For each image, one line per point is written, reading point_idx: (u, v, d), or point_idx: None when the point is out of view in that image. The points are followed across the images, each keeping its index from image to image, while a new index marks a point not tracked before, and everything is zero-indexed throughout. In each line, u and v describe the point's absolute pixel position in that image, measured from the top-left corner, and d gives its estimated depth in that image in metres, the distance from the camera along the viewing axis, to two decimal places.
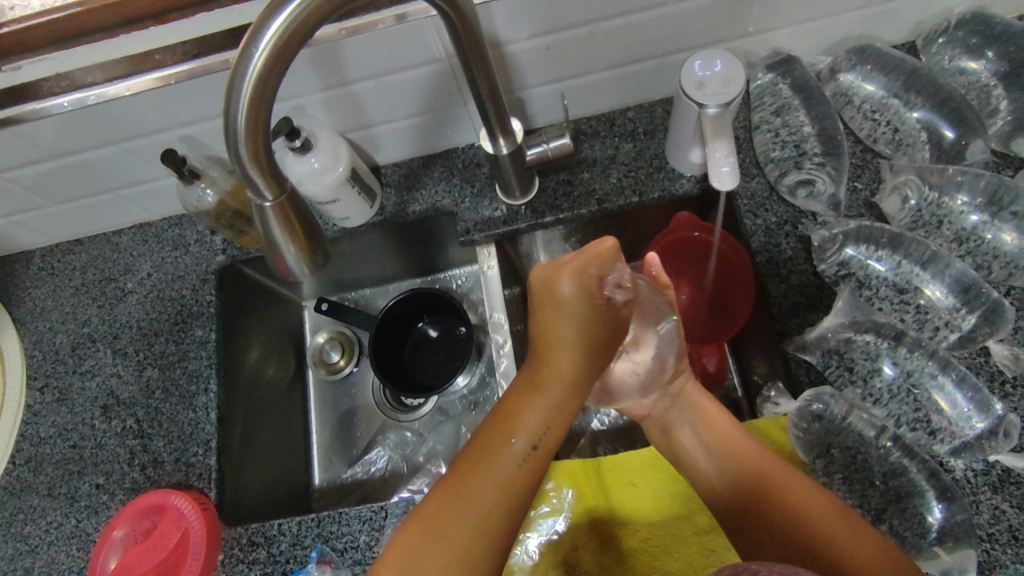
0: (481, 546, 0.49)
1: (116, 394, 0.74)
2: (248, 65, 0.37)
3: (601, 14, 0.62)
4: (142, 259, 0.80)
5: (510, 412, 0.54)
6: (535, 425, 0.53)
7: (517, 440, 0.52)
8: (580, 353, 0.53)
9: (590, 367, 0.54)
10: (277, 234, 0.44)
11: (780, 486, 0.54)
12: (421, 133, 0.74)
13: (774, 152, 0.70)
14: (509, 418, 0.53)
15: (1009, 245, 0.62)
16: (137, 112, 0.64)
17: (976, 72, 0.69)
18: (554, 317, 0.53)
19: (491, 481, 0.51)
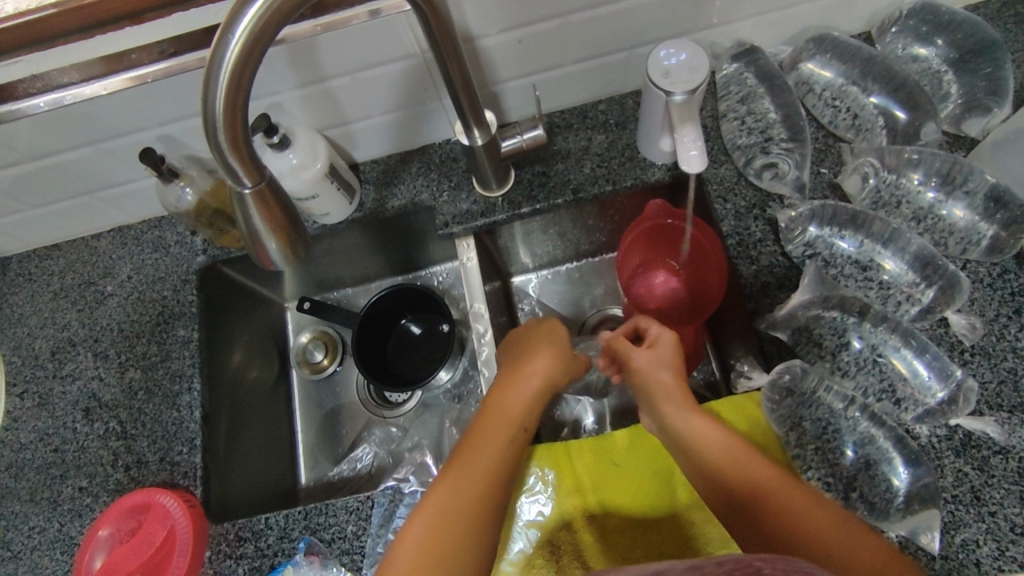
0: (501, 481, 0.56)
1: (98, 396, 0.73)
2: (224, 55, 0.38)
3: (570, 7, 0.64)
4: (122, 261, 0.80)
5: (505, 383, 0.63)
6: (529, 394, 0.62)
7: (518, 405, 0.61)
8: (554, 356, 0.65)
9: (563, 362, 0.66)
10: (259, 225, 0.45)
11: (747, 471, 0.54)
12: (397, 129, 0.75)
13: (740, 139, 0.73)
14: (508, 387, 0.62)
15: (963, 221, 0.66)
16: (114, 112, 0.65)
17: (927, 59, 0.73)
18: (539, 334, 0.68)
19: (503, 434, 0.59)
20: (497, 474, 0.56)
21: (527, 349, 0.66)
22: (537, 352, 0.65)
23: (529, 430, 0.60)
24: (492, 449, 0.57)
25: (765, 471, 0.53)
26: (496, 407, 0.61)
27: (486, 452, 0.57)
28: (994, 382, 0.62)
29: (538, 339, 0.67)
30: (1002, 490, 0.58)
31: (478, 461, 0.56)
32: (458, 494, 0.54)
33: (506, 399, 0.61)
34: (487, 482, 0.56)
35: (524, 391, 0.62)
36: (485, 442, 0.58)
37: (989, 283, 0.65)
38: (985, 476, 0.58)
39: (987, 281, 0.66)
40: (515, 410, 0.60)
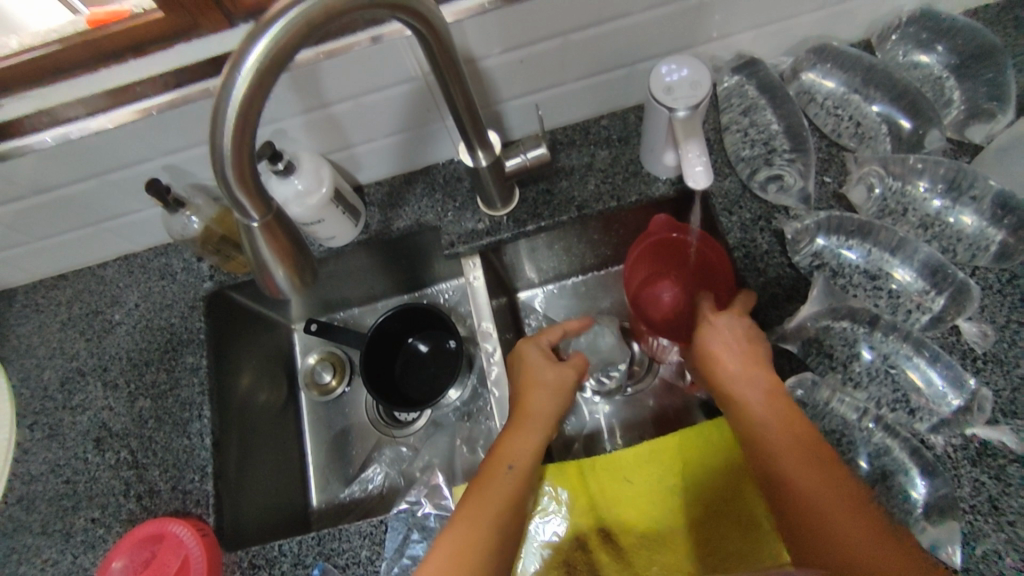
0: (505, 524, 0.57)
1: (109, 426, 0.73)
2: (231, 93, 0.38)
3: (570, 27, 0.64)
4: (129, 290, 0.80)
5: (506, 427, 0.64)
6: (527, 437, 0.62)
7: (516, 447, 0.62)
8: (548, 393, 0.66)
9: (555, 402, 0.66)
10: (265, 253, 0.46)
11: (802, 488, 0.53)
12: (401, 151, 0.76)
13: (743, 151, 0.73)
14: (510, 430, 0.63)
15: (970, 227, 0.65)
16: (120, 145, 0.65)
17: (928, 66, 0.73)
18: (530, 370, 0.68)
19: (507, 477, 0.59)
20: (503, 514, 0.57)
21: (519, 384, 0.67)
22: (529, 387, 0.67)
23: (530, 469, 0.61)
24: (497, 493, 0.58)
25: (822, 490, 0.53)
26: (499, 451, 0.61)
27: (490, 496, 0.57)
28: (1008, 389, 0.61)
29: (527, 369, 0.68)
30: (1021, 499, 0.57)
31: (484, 506, 0.57)
32: (467, 538, 0.55)
33: (508, 441, 0.62)
34: (493, 526, 0.56)
35: (524, 433, 0.63)
36: (487, 487, 0.58)
37: (999, 289, 0.65)
38: (1002, 486, 0.58)
39: (997, 286, 0.65)
40: (514, 451, 0.61)
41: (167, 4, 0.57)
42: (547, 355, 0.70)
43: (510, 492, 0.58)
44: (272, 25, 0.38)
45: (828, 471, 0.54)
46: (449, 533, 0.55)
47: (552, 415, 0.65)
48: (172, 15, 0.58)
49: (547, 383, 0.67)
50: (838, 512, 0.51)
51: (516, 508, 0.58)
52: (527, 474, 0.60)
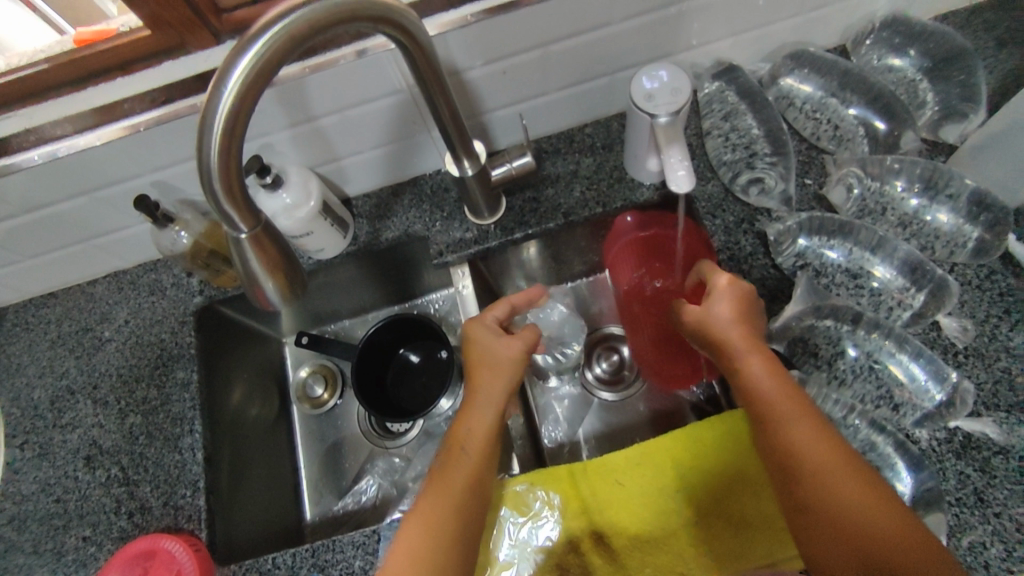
0: (461, 507, 0.58)
1: (99, 444, 0.73)
2: (217, 107, 0.39)
3: (552, 37, 0.66)
4: (119, 306, 0.80)
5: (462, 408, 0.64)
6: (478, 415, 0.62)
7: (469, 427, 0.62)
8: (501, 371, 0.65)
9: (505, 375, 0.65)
10: (255, 266, 0.47)
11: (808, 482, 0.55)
12: (388, 163, 0.76)
13: (726, 155, 0.74)
14: (462, 413, 0.63)
15: (947, 225, 0.67)
16: (108, 162, 0.66)
17: (902, 69, 0.75)
18: (478, 345, 0.66)
19: (461, 459, 0.60)
20: (459, 499, 0.58)
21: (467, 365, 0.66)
22: (476, 369, 0.65)
23: (486, 448, 0.61)
24: (454, 477, 0.59)
25: (847, 488, 0.53)
26: (453, 433, 0.62)
27: (447, 481, 0.58)
28: (989, 382, 0.62)
29: (476, 350, 0.66)
30: (1005, 490, 0.58)
31: (444, 491, 0.58)
32: (425, 523, 0.56)
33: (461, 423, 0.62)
34: (453, 510, 0.57)
35: (478, 413, 0.62)
36: (443, 472, 0.59)
37: (978, 284, 0.66)
38: (987, 478, 0.59)
39: (975, 282, 0.67)
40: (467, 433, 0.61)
41: (152, 22, 0.58)
42: (496, 329, 0.67)
43: (466, 473, 0.59)
44: (256, 40, 0.38)
45: (855, 472, 0.54)
46: (411, 528, 0.57)
47: (503, 390, 0.64)
48: (158, 33, 0.59)
49: (494, 361, 0.65)
50: (862, 508, 0.53)
51: (475, 488, 0.59)
52: (481, 453, 0.60)
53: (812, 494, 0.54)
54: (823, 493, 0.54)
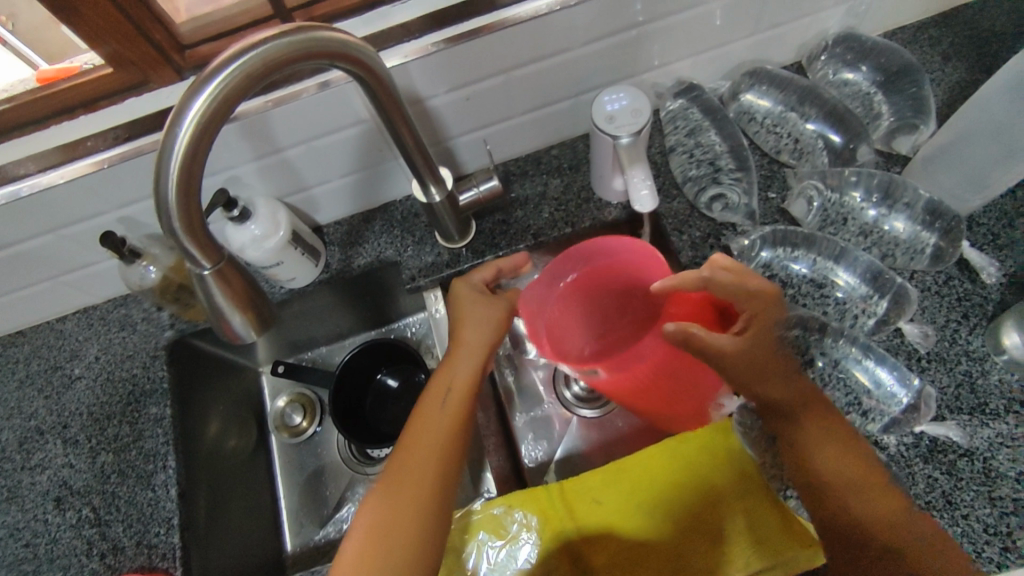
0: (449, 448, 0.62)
1: (70, 484, 0.72)
2: (173, 148, 0.39)
3: (513, 63, 0.67)
4: (89, 342, 0.79)
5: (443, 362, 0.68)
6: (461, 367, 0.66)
7: (452, 380, 0.66)
8: (482, 329, 0.68)
9: (486, 331, 0.68)
10: (220, 299, 0.47)
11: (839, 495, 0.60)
12: (357, 191, 0.77)
13: (691, 171, 0.76)
14: (446, 362, 0.67)
15: (905, 233, 0.69)
16: (72, 199, 0.65)
17: (857, 82, 0.77)
18: (460, 304, 0.70)
19: (442, 405, 0.64)
20: (443, 439, 0.62)
21: (454, 321, 0.70)
22: (461, 322, 0.69)
23: (467, 395, 0.65)
24: (436, 422, 0.63)
25: (846, 470, 0.60)
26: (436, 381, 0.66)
27: (428, 422, 0.63)
28: (952, 386, 0.64)
29: (460, 306, 0.70)
30: (971, 492, 0.59)
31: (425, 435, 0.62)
32: (408, 459, 0.61)
33: (443, 374, 0.66)
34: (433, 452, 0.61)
35: (461, 363, 0.67)
36: (427, 415, 0.64)
37: (937, 290, 0.68)
38: (953, 480, 0.60)
39: (935, 288, 0.68)
40: (449, 380, 0.66)
41: (114, 60, 0.58)
42: (480, 291, 0.70)
43: (446, 417, 0.63)
44: (210, 80, 0.39)
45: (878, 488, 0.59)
46: (394, 467, 0.61)
47: (482, 344, 0.68)
48: (120, 70, 0.60)
49: (477, 315, 0.69)
50: (861, 489, 0.59)
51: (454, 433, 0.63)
52: (462, 401, 0.64)
53: (815, 478, 0.61)
54: (820, 477, 0.61)
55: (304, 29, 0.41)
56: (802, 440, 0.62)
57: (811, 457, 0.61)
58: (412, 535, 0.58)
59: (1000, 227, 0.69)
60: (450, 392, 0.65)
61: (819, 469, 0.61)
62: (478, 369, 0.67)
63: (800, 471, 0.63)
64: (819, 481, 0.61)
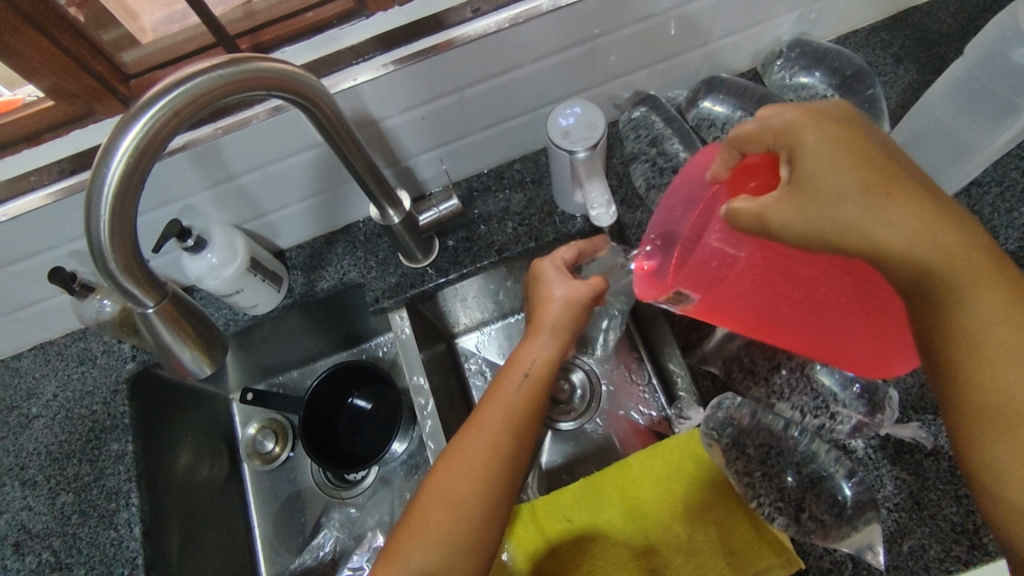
0: (514, 442, 0.59)
1: (29, 527, 0.70)
2: (103, 190, 0.38)
3: (466, 81, 0.66)
4: (47, 380, 0.77)
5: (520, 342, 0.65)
6: (534, 351, 0.63)
7: (524, 364, 0.63)
8: (558, 311, 0.64)
9: (569, 319, 0.64)
10: (168, 338, 0.46)
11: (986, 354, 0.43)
12: (318, 214, 0.76)
13: (653, 181, 0.76)
14: (525, 342, 0.64)
15: None
16: (19, 236, 0.64)
17: (813, 86, 0.78)
18: (540, 283, 0.66)
19: (514, 394, 0.61)
20: (508, 430, 0.59)
21: (536, 299, 0.66)
22: (543, 302, 0.65)
23: (543, 381, 0.62)
24: (506, 399, 0.61)
25: (994, 305, 0.43)
26: (515, 359, 0.64)
27: (494, 406, 0.60)
28: (916, 386, 0.64)
29: (541, 284, 0.66)
30: (938, 490, 0.60)
31: (489, 413, 0.60)
32: (468, 445, 0.58)
33: (522, 356, 0.63)
34: (497, 430, 0.59)
35: (538, 347, 0.63)
36: (498, 400, 0.61)
37: None
38: (919, 481, 0.60)
39: None
40: (521, 365, 0.62)
41: (55, 93, 0.57)
42: (561, 269, 0.66)
43: (520, 399, 0.61)
44: (139, 118, 0.38)
45: None
46: (453, 447, 0.59)
47: (568, 328, 0.64)
48: (63, 103, 0.58)
49: (557, 300, 0.64)
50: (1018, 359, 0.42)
51: (523, 414, 0.60)
52: (534, 390, 0.62)
53: (956, 314, 0.43)
54: (969, 321, 0.43)
55: (238, 62, 0.41)
56: (949, 261, 0.42)
57: (959, 290, 0.43)
58: (469, 519, 0.55)
59: None
60: (525, 377, 0.62)
61: (966, 302, 0.43)
62: (556, 357, 0.63)
63: (924, 303, 0.44)
64: (960, 337, 0.43)
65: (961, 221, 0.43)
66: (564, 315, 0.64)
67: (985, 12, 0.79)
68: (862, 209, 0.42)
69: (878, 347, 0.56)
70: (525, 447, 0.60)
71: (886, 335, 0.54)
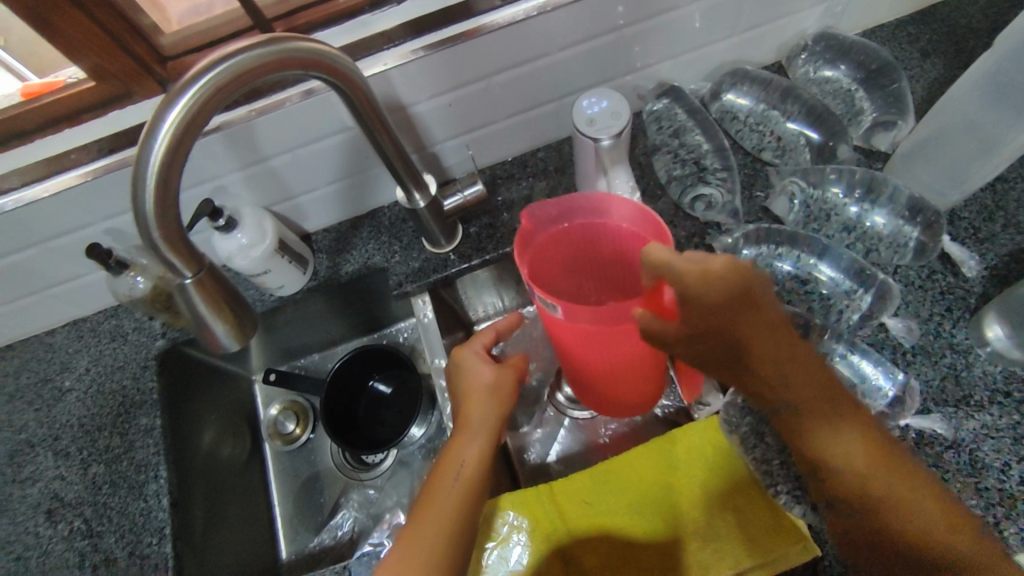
0: (455, 547, 0.55)
1: (61, 496, 0.72)
2: (149, 162, 0.39)
3: (493, 69, 0.67)
4: (79, 355, 0.80)
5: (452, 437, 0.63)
6: (466, 450, 0.60)
7: (460, 462, 0.60)
8: (485, 406, 0.63)
9: (496, 417, 0.63)
10: (202, 309, 0.47)
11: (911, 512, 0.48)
12: (344, 198, 0.77)
13: (675, 171, 0.77)
14: (456, 442, 0.62)
15: (887, 227, 0.70)
16: (58, 212, 0.66)
17: (837, 80, 0.78)
18: (467, 379, 0.65)
19: (454, 495, 0.58)
20: (452, 531, 0.56)
21: (458, 396, 0.65)
22: (467, 394, 0.65)
23: (477, 480, 0.59)
24: (441, 508, 0.57)
25: (905, 490, 0.48)
26: (445, 459, 0.61)
27: (432, 512, 0.56)
28: (936, 379, 0.64)
29: (465, 376, 0.66)
30: (961, 484, 0.59)
31: (429, 522, 0.56)
32: (408, 555, 0.54)
33: (456, 452, 0.60)
34: (442, 535, 0.55)
35: (472, 444, 0.61)
36: (433, 505, 0.57)
37: (920, 284, 0.69)
38: (941, 473, 0.60)
39: (917, 282, 0.69)
40: (458, 463, 0.60)
41: (97, 74, 0.59)
42: (481, 359, 0.67)
43: (456, 501, 0.57)
44: (184, 93, 0.39)
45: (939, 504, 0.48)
46: (398, 552, 0.55)
47: (494, 424, 0.63)
48: (103, 84, 0.60)
49: (485, 388, 0.64)
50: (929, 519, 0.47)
51: (465, 517, 0.57)
52: (472, 489, 0.58)
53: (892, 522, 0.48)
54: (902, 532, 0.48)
55: (276, 42, 0.42)
56: (888, 483, 0.48)
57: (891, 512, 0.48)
58: None
59: (980, 221, 0.70)
60: (459, 476, 0.59)
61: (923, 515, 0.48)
62: (490, 455, 0.61)
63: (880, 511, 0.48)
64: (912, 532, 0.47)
65: (897, 456, 0.50)
66: (490, 412, 0.63)
67: (1015, 7, 0.79)
68: (794, 398, 0.50)
69: (605, 400, 0.71)
70: (466, 552, 0.57)
71: (649, 393, 0.70)
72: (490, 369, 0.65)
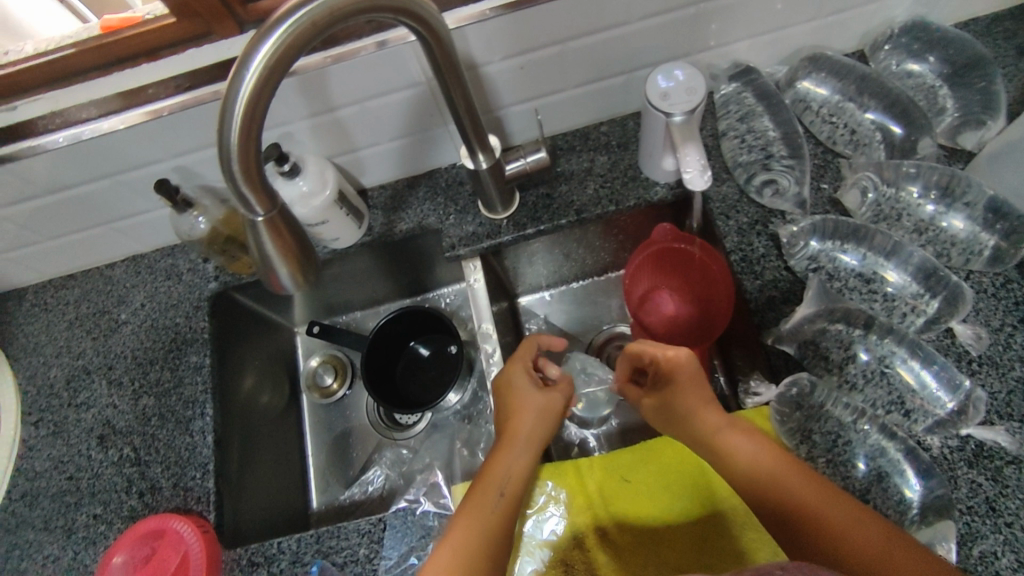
0: (496, 551, 0.55)
1: (113, 424, 0.74)
2: (238, 91, 0.39)
3: (568, 34, 0.66)
4: (136, 290, 0.82)
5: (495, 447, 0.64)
6: (511, 462, 0.62)
7: (506, 472, 0.61)
8: (533, 419, 0.65)
9: (542, 433, 0.65)
10: (271, 250, 0.47)
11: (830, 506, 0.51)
12: (403, 156, 0.77)
13: (741, 156, 0.74)
14: (502, 452, 0.63)
15: (963, 232, 0.66)
16: (130, 146, 0.67)
17: (921, 74, 0.74)
18: (513, 393, 0.67)
19: (500, 503, 0.58)
20: (497, 537, 0.56)
21: (506, 408, 0.67)
22: (518, 411, 0.66)
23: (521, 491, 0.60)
24: (488, 518, 0.57)
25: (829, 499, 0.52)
26: (490, 467, 0.61)
27: (477, 516, 0.57)
28: (1003, 392, 0.62)
29: (513, 391, 0.68)
30: (1017, 500, 0.58)
31: (473, 528, 0.56)
32: (457, 557, 0.54)
33: (502, 461, 0.62)
34: (487, 541, 0.55)
35: (519, 456, 0.62)
36: (479, 511, 0.57)
37: (993, 292, 0.66)
38: (999, 488, 0.58)
39: (991, 290, 0.66)
40: (504, 473, 0.61)
41: (180, 9, 0.59)
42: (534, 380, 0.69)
43: (501, 510, 0.58)
44: (277, 26, 0.39)
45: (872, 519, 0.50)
46: (442, 554, 0.54)
47: (539, 438, 0.65)
48: (184, 20, 0.60)
49: (537, 408, 0.66)
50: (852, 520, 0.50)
51: (508, 528, 0.57)
52: (516, 499, 0.60)
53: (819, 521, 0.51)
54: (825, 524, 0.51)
55: None
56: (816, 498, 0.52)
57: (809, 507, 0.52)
58: None
59: None
60: (506, 488, 0.59)
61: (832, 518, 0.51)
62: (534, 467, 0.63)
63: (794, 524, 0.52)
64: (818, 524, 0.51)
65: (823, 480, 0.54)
66: (538, 427, 0.65)
67: None
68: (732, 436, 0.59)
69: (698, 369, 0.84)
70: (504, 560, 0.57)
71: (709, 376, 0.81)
72: (538, 388, 0.68)
